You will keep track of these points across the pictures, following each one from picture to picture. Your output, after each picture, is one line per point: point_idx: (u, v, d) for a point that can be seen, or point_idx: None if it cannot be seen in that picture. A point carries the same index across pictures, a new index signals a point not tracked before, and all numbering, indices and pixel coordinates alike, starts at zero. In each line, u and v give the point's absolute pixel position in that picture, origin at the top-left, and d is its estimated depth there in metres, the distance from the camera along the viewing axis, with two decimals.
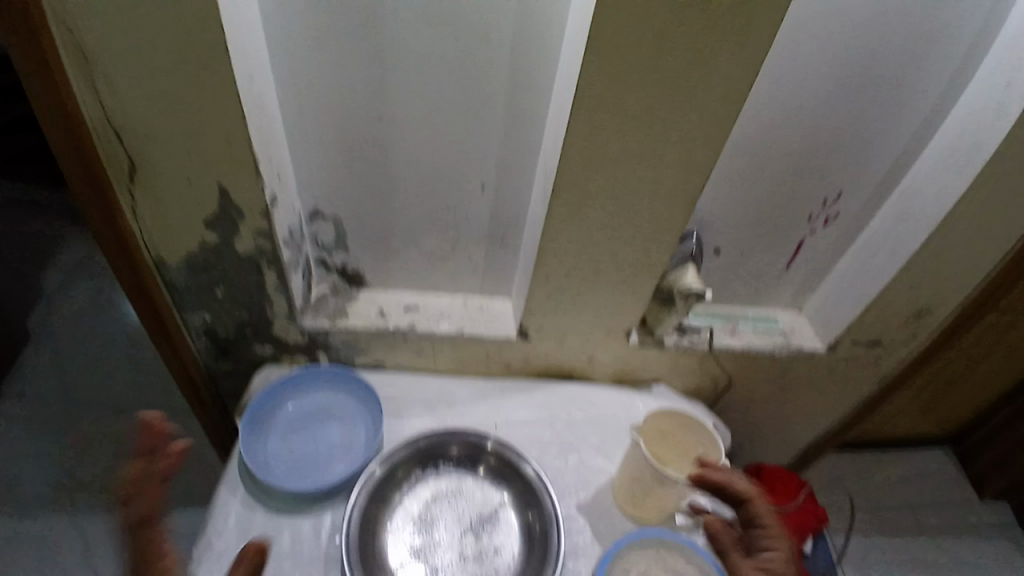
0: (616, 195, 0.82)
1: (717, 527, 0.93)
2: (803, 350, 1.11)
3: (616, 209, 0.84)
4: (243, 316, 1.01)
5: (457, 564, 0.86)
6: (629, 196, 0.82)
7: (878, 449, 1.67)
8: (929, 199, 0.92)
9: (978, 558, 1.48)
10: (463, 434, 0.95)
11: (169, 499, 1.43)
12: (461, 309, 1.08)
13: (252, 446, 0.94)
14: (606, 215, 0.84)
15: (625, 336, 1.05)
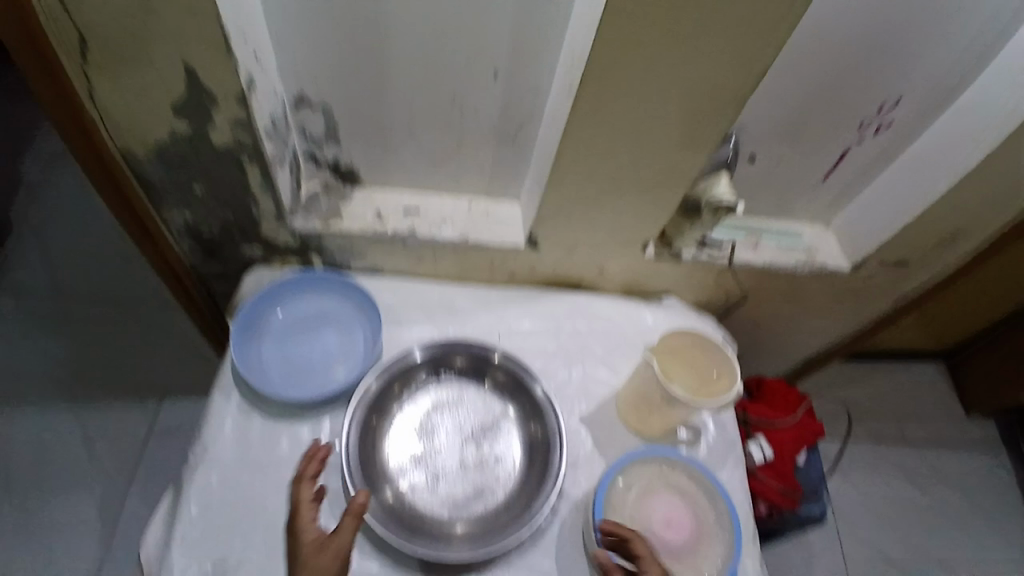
0: (625, 148, 0.79)
1: (716, 440, 0.93)
2: (826, 269, 1.04)
3: (628, 152, 0.79)
4: (225, 214, 0.95)
5: (458, 472, 0.87)
6: (643, 140, 0.78)
7: (874, 361, 1.68)
8: (945, 158, 0.90)
9: (950, 465, 1.55)
10: (465, 344, 0.91)
11: (167, 390, 1.44)
12: (465, 213, 0.99)
13: (246, 351, 0.91)
14: (620, 155, 0.80)
15: (642, 248, 0.98)
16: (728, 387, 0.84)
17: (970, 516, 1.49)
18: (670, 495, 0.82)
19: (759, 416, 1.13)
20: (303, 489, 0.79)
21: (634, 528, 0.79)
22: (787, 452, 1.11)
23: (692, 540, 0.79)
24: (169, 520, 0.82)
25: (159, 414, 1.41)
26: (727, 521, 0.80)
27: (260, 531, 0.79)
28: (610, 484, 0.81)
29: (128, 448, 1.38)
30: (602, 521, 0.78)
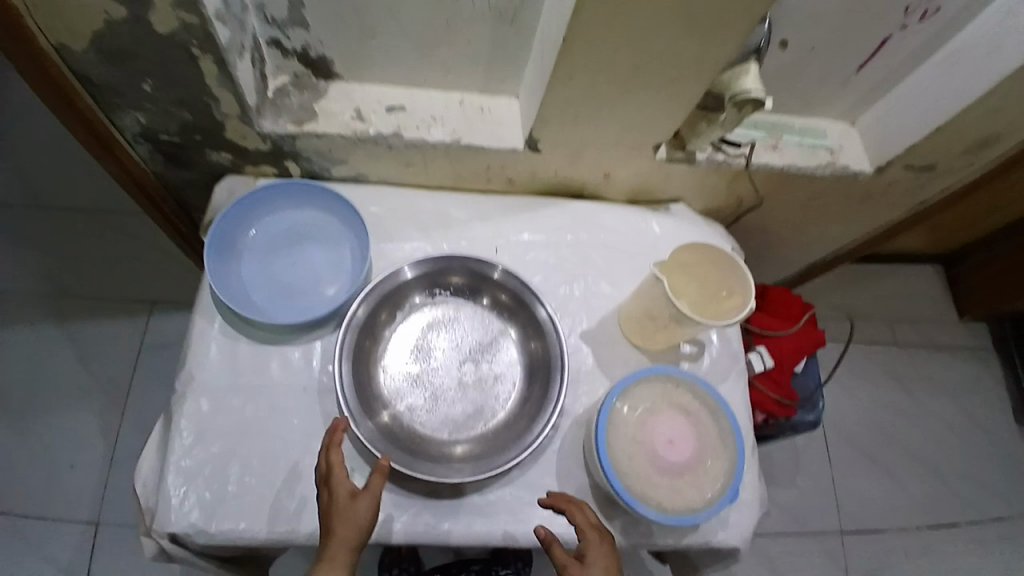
0: (638, 36, 0.67)
1: (720, 353, 0.90)
2: (849, 172, 0.96)
3: (640, 41, 0.68)
4: (184, 115, 0.84)
5: (457, 391, 0.84)
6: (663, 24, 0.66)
7: (874, 265, 1.65)
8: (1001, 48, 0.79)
9: (937, 367, 1.59)
10: (459, 259, 0.85)
11: (155, 302, 1.39)
12: (456, 110, 0.88)
13: (225, 271, 0.84)
14: (631, 43, 0.68)
15: (653, 150, 0.89)
16: (741, 303, 0.79)
17: (949, 414, 1.55)
18: (674, 414, 0.79)
19: (761, 325, 1.08)
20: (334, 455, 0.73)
21: (637, 446, 0.78)
22: (787, 362, 1.06)
23: (696, 457, 0.78)
24: (162, 448, 0.80)
25: (149, 327, 1.38)
26: (731, 435, 0.79)
27: (259, 456, 0.78)
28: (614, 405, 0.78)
29: (117, 363, 1.35)
30: (604, 443, 0.76)
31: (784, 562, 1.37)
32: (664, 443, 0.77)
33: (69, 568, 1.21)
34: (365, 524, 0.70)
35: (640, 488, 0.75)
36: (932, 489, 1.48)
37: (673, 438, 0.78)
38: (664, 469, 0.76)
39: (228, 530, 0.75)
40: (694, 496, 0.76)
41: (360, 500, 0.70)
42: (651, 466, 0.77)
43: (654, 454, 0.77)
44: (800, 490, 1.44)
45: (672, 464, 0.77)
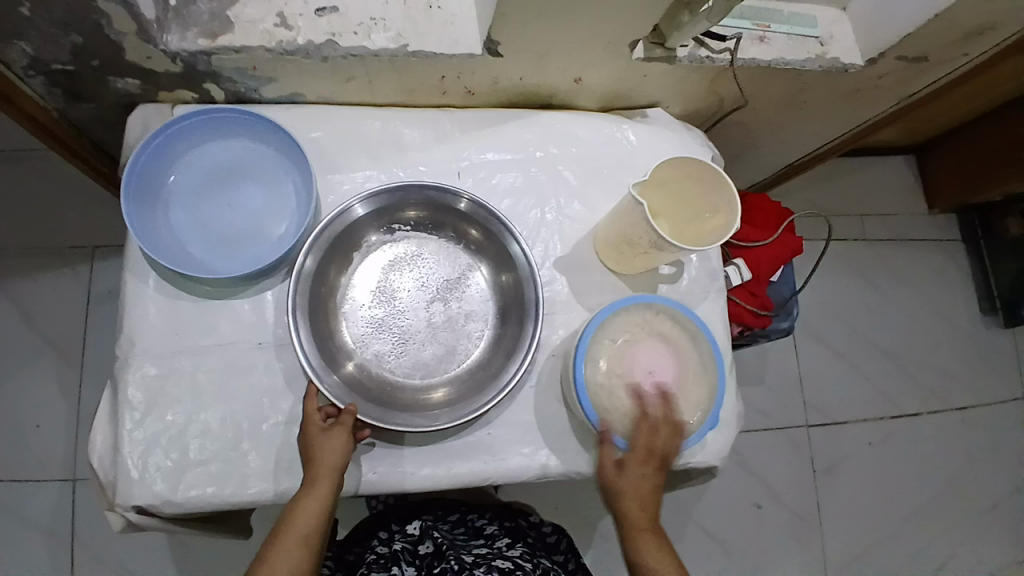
0: None
1: (700, 272, 0.86)
2: (838, 66, 0.88)
3: None
4: (72, 38, 0.69)
5: (425, 333, 0.79)
6: None
7: (849, 159, 1.60)
8: None
9: (905, 262, 1.60)
10: (413, 189, 0.76)
11: (97, 244, 1.24)
12: (399, 8, 0.74)
13: (150, 220, 0.74)
14: None
15: (629, 49, 0.79)
16: (726, 223, 0.73)
17: (914, 307, 1.59)
18: (655, 342, 0.75)
19: (738, 235, 1.02)
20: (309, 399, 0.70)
21: (617, 379, 0.74)
22: (763, 272, 1.02)
23: (676, 385, 0.75)
24: (113, 419, 0.74)
25: (94, 274, 1.24)
26: (711, 360, 0.76)
27: (217, 419, 0.72)
28: (592, 341, 0.75)
29: (58, 317, 1.23)
30: (581, 380, 0.73)
31: (755, 457, 1.45)
32: (644, 374, 0.74)
33: (54, 528, 1.18)
34: (340, 457, 0.69)
35: (621, 423, 0.73)
36: (894, 379, 1.55)
37: (654, 368, 0.74)
38: (645, 400, 0.74)
39: (196, 496, 0.71)
40: None
41: (335, 433, 0.69)
42: (632, 398, 0.74)
43: (634, 387, 0.74)
44: (771, 389, 1.48)
45: (653, 395, 0.74)
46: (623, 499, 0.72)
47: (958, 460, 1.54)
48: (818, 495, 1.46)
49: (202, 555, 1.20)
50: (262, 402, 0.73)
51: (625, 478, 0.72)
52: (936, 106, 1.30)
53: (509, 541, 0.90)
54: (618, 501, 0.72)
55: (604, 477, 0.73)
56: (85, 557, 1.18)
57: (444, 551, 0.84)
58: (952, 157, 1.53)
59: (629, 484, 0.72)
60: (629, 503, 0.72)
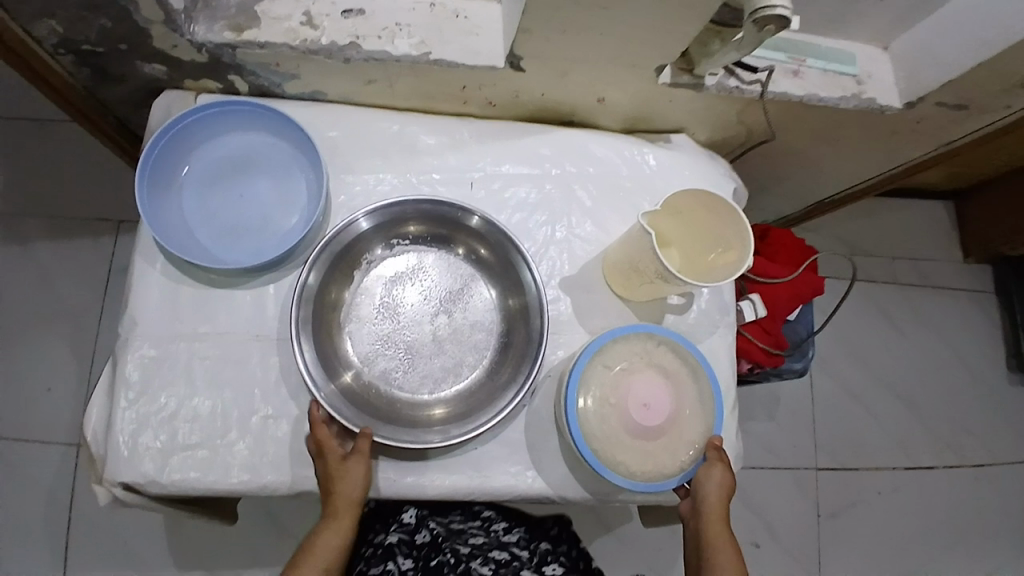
0: None
1: (710, 307, 0.84)
2: (875, 106, 0.84)
3: None
4: (102, 22, 0.71)
5: (430, 348, 0.78)
6: None
7: (884, 198, 1.55)
8: None
9: (932, 309, 1.54)
10: (418, 202, 0.75)
11: (123, 216, 1.27)
12: (424, 15, 0.74)
13: (162, 205, 0.75)
14: None
15: (655, 73, 0.77)
16: (739, 259, 0.71)
17: (937, 356, 1.53)
18: (652, 374, 0.74)
19: (755, 270, 0.99)
20: (320, 426, 0.71)
21: (609, 409, 0.73)
22: (778, 309, 0.98)
23: (670, 420, 0.73)
24: (110, 394, 0.75)
25: (117, 246, 1.26)
26: (709, 398, 0.74)
27: (208, 406, 0.73)
28: (588, 367, 0.74)
29: (78, 284, 1.25)
30: (573, 408, 0.72)
31: (755, 494, 1.41)
32: (638, 406, 0.73)
33: (55, 489, 1.20)
34: (359, 489, 0.70)
35: (610, 453, 0.72)
36: (909, 430, 1.49)
37: (649, 401, 0.73)
38: (637, 432, 0.72)
39: (179, 480, 0.72)
40: (666, 462, 0.73)
41: (352, 467, 0.69)
42: (624, 430, 0.72)
43: (627, 419, 0.73)
44: (777, 426, 1.44)
45: (644, 428, 0.73)
46: (722, 496, 0.72)
47: (969, 521, 1.48)
48: (817, 540, 1.42)
49: (191, 532, 1.22)
50: (252, 393, 0.74)
51: (728, 476, 0.72)
52: (979, 153, 1.25)
53: (506, 525, 0.94)
54: (715, 499, 0.72)
55: (713, 473, 0.72)
56: (81, 521, 1.20)
57: (442, 542, 0.84)
58: (993, 206, 1.47)
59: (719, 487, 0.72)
60: (724, 502, 0.72)
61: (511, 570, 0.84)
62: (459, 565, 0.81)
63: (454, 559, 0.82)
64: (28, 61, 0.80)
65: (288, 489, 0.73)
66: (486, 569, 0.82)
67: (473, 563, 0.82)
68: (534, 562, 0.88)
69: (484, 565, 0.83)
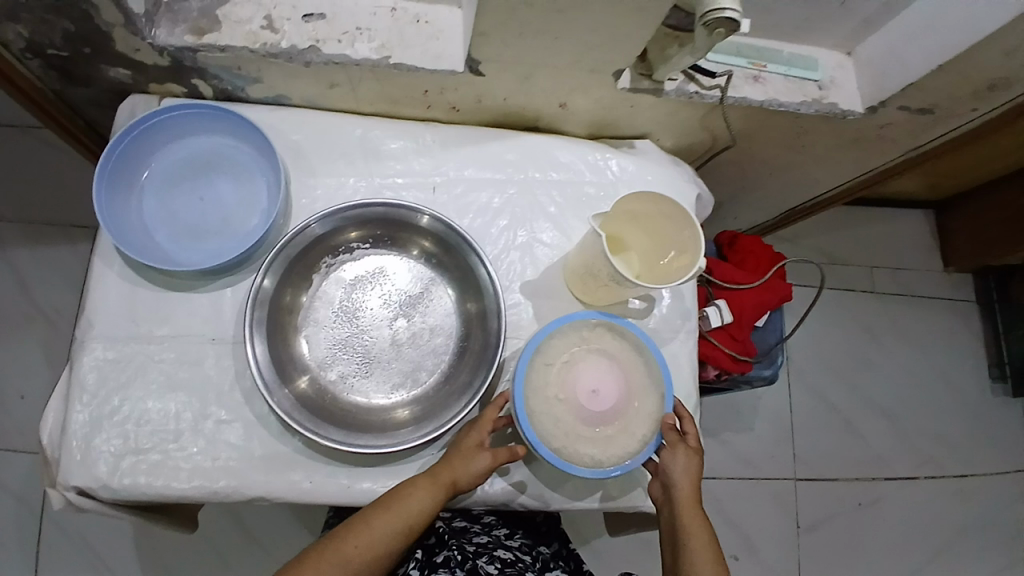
0: None
1: (672, 312, 0.84)
2: (837, 112, 0.85)
3: None
4: (64, 25, 0.71)
5: (390, 352, 0.78)
6: None
7: (864, 207, 1.55)
8: None
9: (914, 318, 1.54)
10: (368, 207, 0.75)
11: None
12: (385, 18, 0.75)
13: (123, 208, 0.75)
14: None
15: (614, 78, 0.77)
16: (694, 245, 0.71)
17: (919, 365, 1.52)
18: (596, 360, 0.73)
19: (723, 276, 0.99)
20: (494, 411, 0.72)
21: (560, 405, 0.72)
22: (745, 316, 0.98)
23: (622, 400, 0.72)
24: (64, 397, 0.74)
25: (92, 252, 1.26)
26: (656, 368, 0.74)
27: (162, 409, 0.72)
28: (527, 367, 0.72)
29: (53, 290, 1.25)
30: (522, 407, 0.71)
31: (736, 504, 1.39)
32: (587, 393, 0.71)
33: (25, 496, 1.19)
34: (471, 478, 0.70)
35: (571, 449, 0.71)
36: (892, 440, 1.48)
37: (597, 387, 0.71)
38: (592, 422, 0.71)
39: (130, 485, 0.71)
40: (628, 441, 0.72)
41: (481, 455, 0.71)
42: (578, 421, 0.71)
43: (579, 409, 0.71)
44: (758, 435, 1.43)
45: (599, 415, 0.71)
46: (688, 481, 0.72)
47: (954, 531, 1.46)
48: (800, 552, 1.40)
49: (161, 540, 1.20)
50: (207, 396, 0.73)
51: (692, 459, 0.72)
52: (954, 160, 1.25)
53: (507, 530, 0.87)
54: (683, 482, 0.72)
55: (675, 457, 0.73)
56: (51, 529, 1.18)
57: (448, 539, 0.79)
58: (972, 215, 1.47)
59: (684, 465, 0.72)
60: (692, 486, 0.72)
61: (518, 569, 0.76)
62: (466, 563, 0.74)
63: (461, 557, 0.75)
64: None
65: (241, 494, 0.72)
66: (492, 567, 0.75)
67: (479, 561, 0.75)
68: (539, 567, 0.81)
69: (490, 563, 0.75)
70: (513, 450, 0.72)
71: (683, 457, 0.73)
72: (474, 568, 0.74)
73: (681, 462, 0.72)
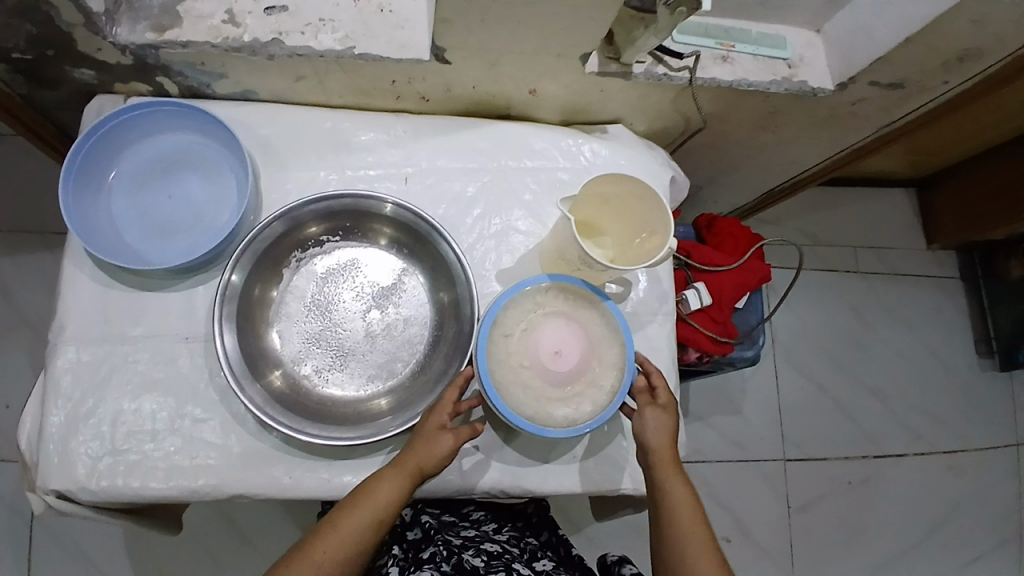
0: None
1: (648, 296, 0.84)
2: (807, 90, 0.85)
3: None
4: (25, 27, 0.71)
5: (365, 344, 0.78)
6: None
7: (847, 188, 1.56)
8: None
9: (899, 297, 1.55)
10: (333, 200, 0.74)
11: None
12: (350, 10, 0.74)
13: (91, 209, 0.75)
14: None
15: (581, 62, 0.77)
16: (662, 214, 0.71)
17: (907, 343, 1.53)
18: (554, 322, 0.73)
19: (701, 259, 0.99)
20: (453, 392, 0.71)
21: (526, 371, 0.72)
22: (725, 298, 0.98)
23: (584, 356, 0.73)
24: (40, 400, 0.74)
25: None
26: (613, 319, 0.75)
27: (137, 410, 0.72)
28: (487, 338, 0.72)
29: (34, 297, 1.24)
30: (488, 377, 0.71)
31: (727, 488, 1.40)
32: (549, 354, 0.72)
33: (14, 503, 1.18)
34: (437, 462, 0.69)
35: (545, 413, 0.72)
36: (880, 418, 1.49)
37: (559, 347, 0.72)
38: (560, 382, 0.72)
39: (108, 486, 0.70)
40: (598, 394, 0.73)
41: (444, 438, 0.69)
42: (546, 384, 0.72)
43: (544, 371, 0.72)
44: (747, 418, 1.44)
45: (565, 374, 0.72)
46: (662, 440, 0.73)
47: (945, 507, 1.47)
48: (792, 533, 1.41)
49: (154, 542, 1.20)
50: (183, 395, 0.73)
51: (661, 418, 0.73)
52: (932, 135, 1.26)
53: (496, 525, 0.87)
54: (658, 442, 0.73)
55: (645, 419, 0.73)
56: (43, 537, 1.18)
57: (434, 534, 0.79)
58: (955, 191, 1.48)
59: (653, 425, 0.73)
60: (667, 444, 0.73)
61: (504, 561, 0.75)
62: (452, 557, 0.74)
63: (446, 552, 0.75)
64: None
65: (220, 492, 0.72)
66: (478, 560, 0.74)
67: (464, 554, 0.75)
68: (526, 557, 0.80)
69: (476, 556, 0.75)
70: (474, 428, 0.72)
71: (651, 417, 0.73)
72: (460, 561, 0.73)
73: (650, 422, 0.73)
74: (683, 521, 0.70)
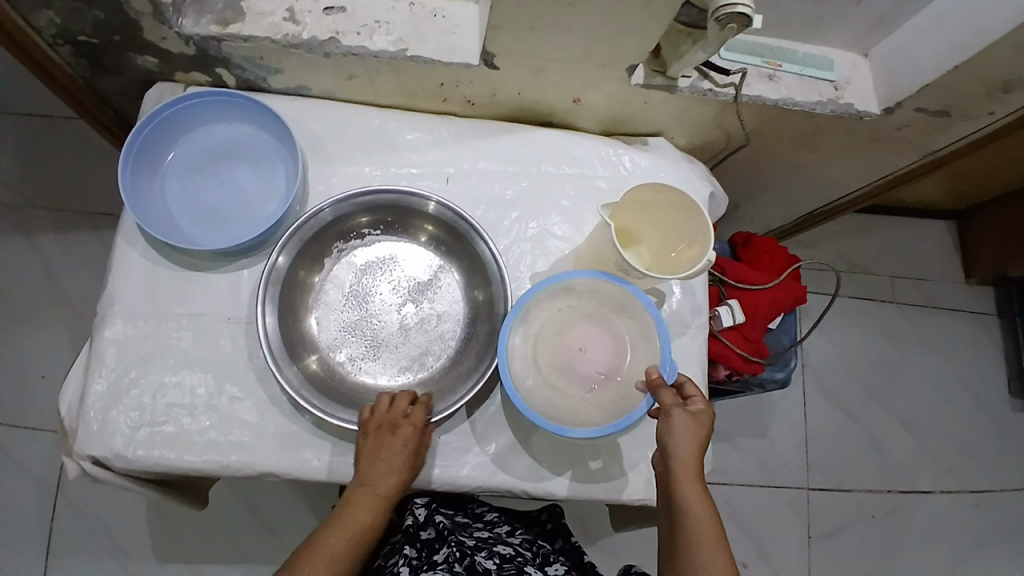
0: None
1: (683, 310, 0.84)
2: (852, 112, 0.84)
3: None
4: (94, 12, 0.74)
5: (398, 336, 0.80)
6: None
7: (883, 215, 1.53)
8: None
9: (933, 329, 1.51)
10: (378, 193, 0.77)
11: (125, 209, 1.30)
12: (403, 13, 0.77)
13: (145, 190, 0.78)
14: None
15: (627, 74, 0.78)
16: (699, 224, 0.72)
17: (939, 377, 1.49)
18: (581, 321, 0.77)
19: (736, 276, 0.98)
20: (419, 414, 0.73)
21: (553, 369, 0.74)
22: (758, 317, 0.97)
23: (610, 356, 0.75)
24: (84, 369, 0.76)
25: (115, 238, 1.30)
26: (641, 316, 0.75)
27: (176, 385, 0.74)
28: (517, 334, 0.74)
29: (77, 276, 1.28)
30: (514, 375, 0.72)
31: (746, 512, 1.37)
32: (576, 350, 0.75)
33: (43, 474, 1.22)
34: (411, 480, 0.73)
35: (570, 414, 0.73)
36: (907, 452, 1.45)
37: (585, 345, 0.75)
38: (586, 381, 0.74)
39: (143, 456, 0.73)
40: (627, 399, 0.73)
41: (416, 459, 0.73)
42: (571, 382, 0.74)
43: (571, 368, 0.75)
44: (769, 442, 1.41)
45: (590, 373, 0.75)
46: (686, 447, 0.67)
47: (972, 549, 1.42)
48: (811, 563, 1.37)
49: (173, 521, 1.23)
50: (223, 375, 0.75)
51: (692, 425, 0.67)
52: (976, 164, 1.23)
53: (509, 528, 0.87)
54: (683, 448, 0.67)
55: (672, 422, 0.67)
56: (67, 510, 1.21)
57: (448, 534, 0.77)
58: (997, 224, 1.44)
59: (681, 431, 0.67)
60: (694, 452, 0.67)
61: (517, 565, 0.76)
62: (465, 559, 0.74)
63: (460, 553, 0.75)
64: (28, 50, 0.85)
65: (251, 469, 0.74)
66: (490, 563, 0.75)
67: (477, 556, 0.75)
68: (538, 562, 0.80)
69: (489, 559, 0.76)
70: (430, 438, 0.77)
71: (679, 423, 0.67)
72: (473, 563, 0.74)
73: (678, 427, 0.67)
74: (697, 532, 0.65)
